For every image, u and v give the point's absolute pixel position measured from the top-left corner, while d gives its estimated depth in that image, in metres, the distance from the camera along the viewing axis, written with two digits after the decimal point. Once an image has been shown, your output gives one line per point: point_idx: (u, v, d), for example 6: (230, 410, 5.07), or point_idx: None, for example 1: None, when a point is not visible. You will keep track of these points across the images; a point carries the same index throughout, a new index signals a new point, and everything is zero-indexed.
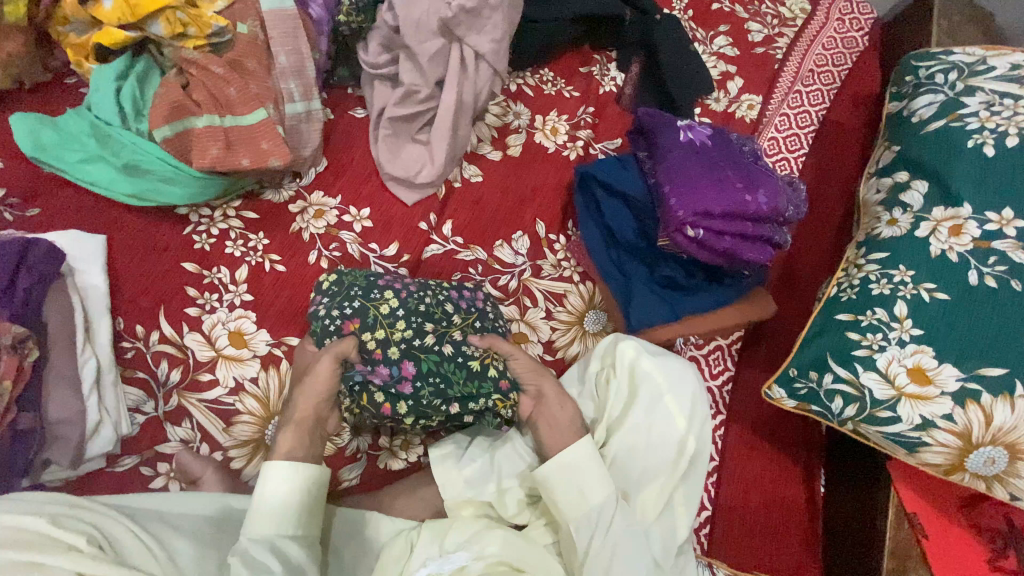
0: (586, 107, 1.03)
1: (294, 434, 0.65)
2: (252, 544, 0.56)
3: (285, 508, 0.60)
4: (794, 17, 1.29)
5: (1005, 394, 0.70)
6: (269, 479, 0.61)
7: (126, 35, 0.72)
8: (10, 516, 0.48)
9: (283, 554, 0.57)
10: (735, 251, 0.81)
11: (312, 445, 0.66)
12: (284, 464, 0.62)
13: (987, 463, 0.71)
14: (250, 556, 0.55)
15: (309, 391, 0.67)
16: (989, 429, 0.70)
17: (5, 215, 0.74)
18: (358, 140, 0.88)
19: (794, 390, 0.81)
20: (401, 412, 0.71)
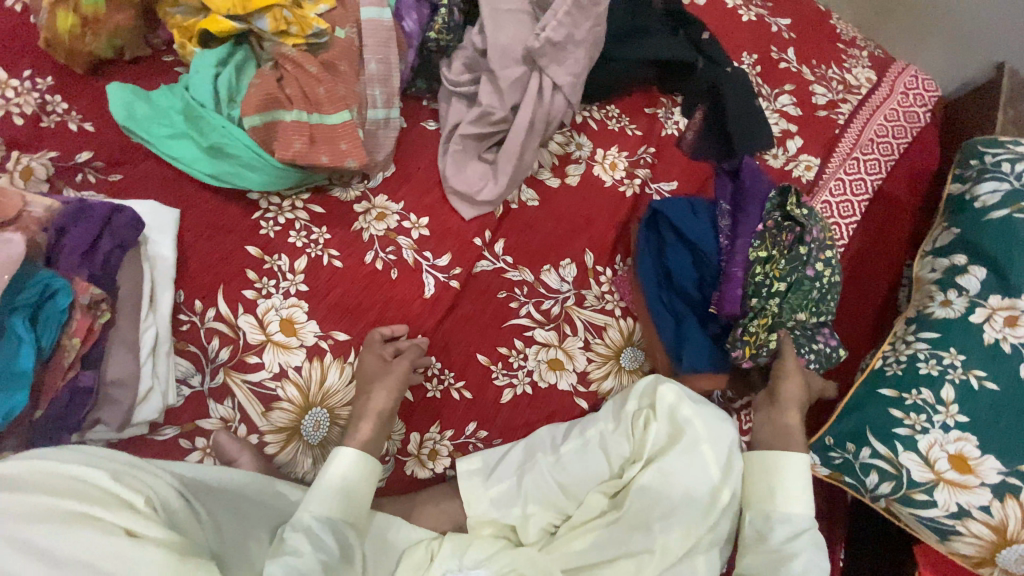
0: (647, 147, 1.05)
1: (373, 426, 0.70)
2: (315, 523, 0.60)
3: (344, 494, 0.64)
4: (860, 85, 1.30)
5: None
6: (335, 466, 0.65)
7: (232, 25, 0.75)
8: (69, 465, 0.51)
9: (339, 536, 0.61)
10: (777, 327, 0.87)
11: (375, 442, 0.69)
12: (356, 452, 0.67)
13: (1019, 561, 0.70)
14: (312, 531, 0.59)
15: (383, 387, 0.73)
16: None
17: (88, 176, 0.76)
18: (427, 151, 0.91)
19: (828, 458, 0.80)
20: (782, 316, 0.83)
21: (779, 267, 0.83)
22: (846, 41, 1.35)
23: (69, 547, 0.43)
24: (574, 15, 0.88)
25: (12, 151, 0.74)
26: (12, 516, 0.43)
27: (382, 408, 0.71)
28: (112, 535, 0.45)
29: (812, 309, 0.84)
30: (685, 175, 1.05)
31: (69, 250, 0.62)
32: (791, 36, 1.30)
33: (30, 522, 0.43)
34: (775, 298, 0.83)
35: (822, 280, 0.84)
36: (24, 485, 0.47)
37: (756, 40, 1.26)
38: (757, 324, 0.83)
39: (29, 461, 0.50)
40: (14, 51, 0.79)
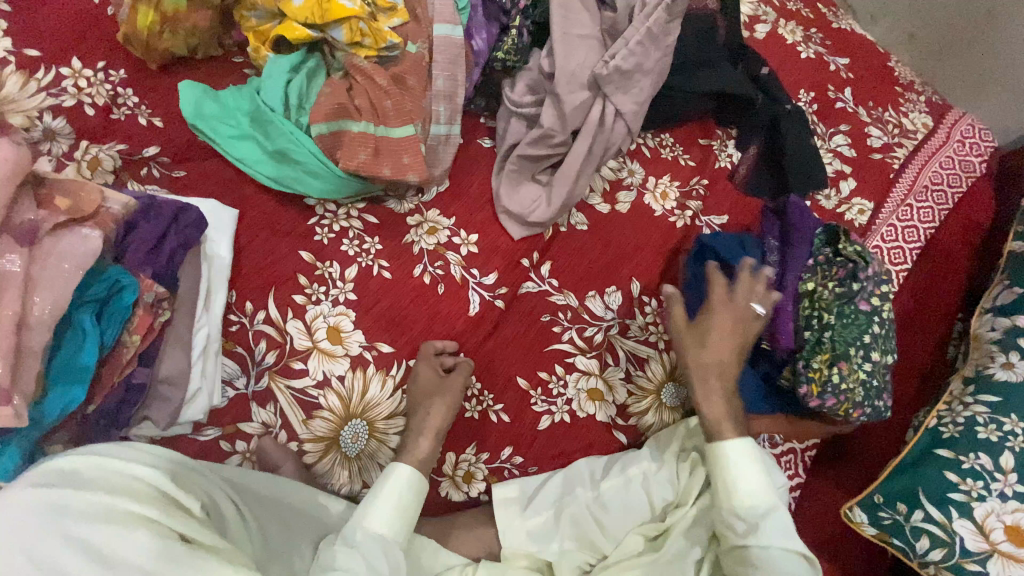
0: (700, 179, 1.04)
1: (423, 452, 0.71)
2: (366, 539, 0.60)
3: (399, 511, 0.63)
4: (916, 130, 1.27)
5: None
6: (392, 479, 0.65)
7: (308, 32, 0.76)
8: (125, 462, 0.51)
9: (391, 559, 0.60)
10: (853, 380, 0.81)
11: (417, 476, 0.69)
12: (412, 471, 0.66)
13: None
14: (362, 549, 0.59)
15: (440, 406, 0.74)
16: None
17: (153, 170, 0.76)
18: (482, 169, 0.91)
19: (877, 518, 0.76)
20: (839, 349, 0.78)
21: (825, 299, 0.81)
22: (904, 85, 1.33)
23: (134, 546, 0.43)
24: (645, 45, 0.88)
25: (81, 140, 0.74)
26: (81, 512, 0.43)
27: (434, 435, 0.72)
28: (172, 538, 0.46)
29: (883, 345, 0.82)
30: (737, 210, 1.03)
31: (136, 245, 0.62)
32: (849, 76, 1.28)
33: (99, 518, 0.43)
34: (828, 330, 0.79)
35: (879, 314, 0.82)
36: (86, 481, 0.47)
37: (813, 78, 1.24)
38: (819, 358, 0.78)
39: (88, 457, 0.49)
40: (88, 38, 0.78)
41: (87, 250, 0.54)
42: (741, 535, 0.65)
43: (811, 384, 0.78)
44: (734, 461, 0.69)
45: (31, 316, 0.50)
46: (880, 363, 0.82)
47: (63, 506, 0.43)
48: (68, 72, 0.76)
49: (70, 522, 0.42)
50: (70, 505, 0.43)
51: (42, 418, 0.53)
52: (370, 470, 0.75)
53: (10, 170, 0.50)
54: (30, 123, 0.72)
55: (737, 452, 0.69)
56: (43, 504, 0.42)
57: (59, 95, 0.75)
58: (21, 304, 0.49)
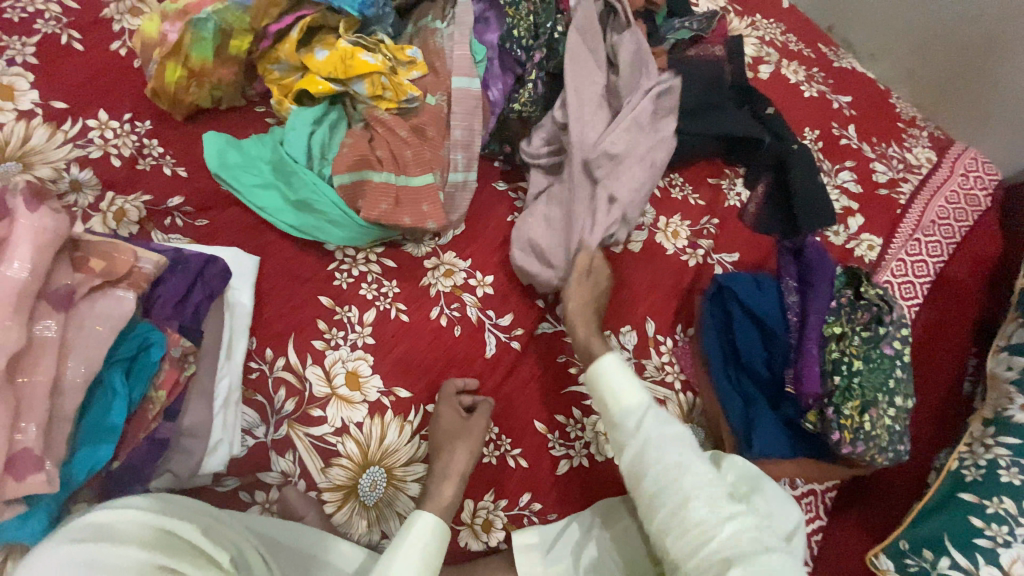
0: (710, 218, 1.05)
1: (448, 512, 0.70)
2: None
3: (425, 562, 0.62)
4: (919, 164, 1.29)
5: None
6: (417, 527, 0.64)
7: (330, 86, 0.78)
8: (156, 515, 0.50)
9: None
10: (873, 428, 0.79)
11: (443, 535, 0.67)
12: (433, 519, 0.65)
13: None
14: None
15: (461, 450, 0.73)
16: None
17: (176, 220, 0.78)
18: (497, 212, 0.92)
19: (903, 566, 0.75)
20: (857, 392, 0.76)
21: (854, 344, 0.79)
22: (906, 121, 1.36)
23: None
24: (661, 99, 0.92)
25: (107, 191, 0.76)
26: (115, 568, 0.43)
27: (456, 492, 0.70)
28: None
29: (904, 390, 0.81)
30: (748, 248, 1.05)
31: (163, 300, 0.62)
32: (852, 113, 1.31)
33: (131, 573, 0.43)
34: (857, 376, 0.77)
35: (902, 358, 0.82)
36: (118, 534, 0.47)
37: (817, 116, 1.27)
38: (850, 406, 0.76)
39: (118, 509, 0.49)
40: (116, 92, 0.80)
41: (122, 313, 0.54)
42: (629, 432, 0.66)
43: (844, 430, 0.75)
44: (610, 373, 0.71)
45: (64, 380, 0.51)
46: (903, 409, 0.81)
47: (97, 563, 0.42)
48: (96, 125, 0.78)
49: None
50: (105, 561, 0.43)
51: (69, 478, 0.53)
52: (390, 518, 0.74)
53: (50, 236, 0.51)
54: (57, 175, 0.74)
55: (611, 367, 0.71)
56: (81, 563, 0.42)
57: (86, 147, 0.77)
58: (56, 369, 0.50)
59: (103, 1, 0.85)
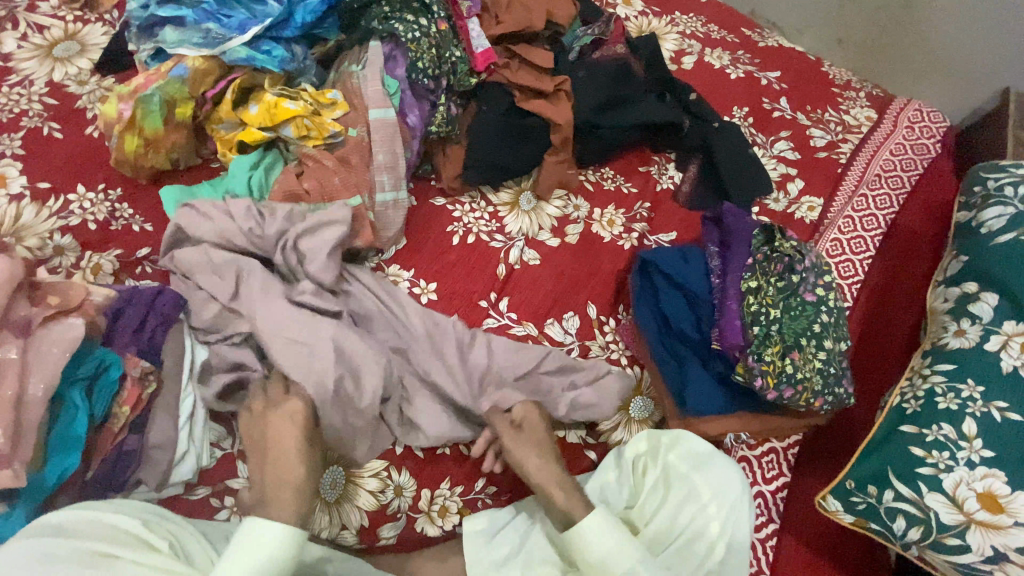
0: (643, 202, 1.08)
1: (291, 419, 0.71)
2: None
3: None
4: (859, 124, 1.32)
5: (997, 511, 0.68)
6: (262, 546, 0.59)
7: (263, 134, 0.90)
8: (106, 514, 0.57)
9: None
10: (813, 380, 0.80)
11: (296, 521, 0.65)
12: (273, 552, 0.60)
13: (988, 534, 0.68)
14: None
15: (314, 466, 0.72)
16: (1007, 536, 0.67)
17: (146, 268, 0.89)
18: (436, 223, 1.00)
19: (851, 504, 0.75)
20: (774, 336, 0.80)
21: (770, 295, 0.82)
22: (841, 85, 1.39)
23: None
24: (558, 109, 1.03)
25: (84, 251, 0.88)
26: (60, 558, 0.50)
27: (296, 441, 0.70)
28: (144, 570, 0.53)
29: (834, 333, 0.83)
30: (684, 226, 1.07)
31: (123, 329, 0.73)
32: (782, 86, 1.36)
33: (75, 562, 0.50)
34: (776, 324, 0.81)
35: (826, 304, 0.83)
36: (74, 531, 0.54)
37: (746, 95, 1.32)
38: (771, 352, 0.79)
39: (71, 511, 0.56)
40: (91, 168, 0.94)
41: (72, 336, 0.66)
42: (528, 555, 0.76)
43: (767, 377, 0.79)
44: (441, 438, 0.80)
45: (27, 396, 0.62)
46: (835, 351, 0.83)
47: (48, 556, 0.50)
48: (75, 197, 0.91)
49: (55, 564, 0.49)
50: (52, 551, 0.51)
51: (42, 482, 0.63)
52: (350, 511, 0.78)
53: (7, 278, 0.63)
54: (43, 243, 0.87)
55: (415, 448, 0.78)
56: (29, 553, 0.50)
57: (67, 217, 0.89)
58: (19, 386, 0.61)
59: (77, 94, 1.00)
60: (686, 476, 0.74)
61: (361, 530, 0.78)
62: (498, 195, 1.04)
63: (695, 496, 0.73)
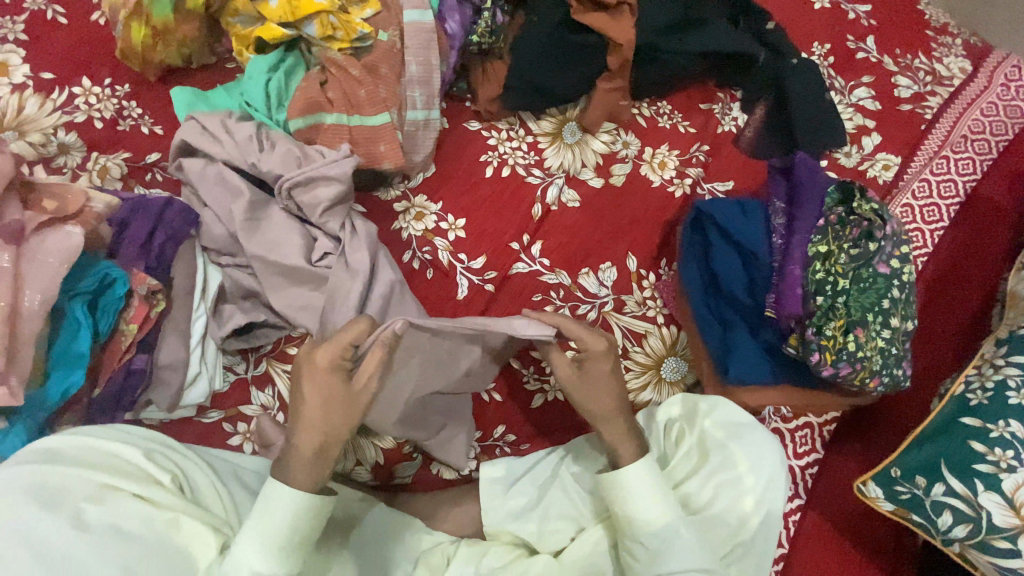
0: (700, 145, 0.97)
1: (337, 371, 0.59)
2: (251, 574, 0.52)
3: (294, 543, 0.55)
4: (950, 77, 1.15)
5: None
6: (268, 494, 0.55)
7: (284, 31, 0.79)
8: (109, 441, 0.55)
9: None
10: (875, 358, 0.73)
11: (314, 467, 0.57)
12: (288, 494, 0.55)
13: None
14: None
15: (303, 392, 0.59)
16: None
17: (156, 175, 0.82)
18: (469, 151, 0.91)
19: (893, 493, 0.71)
20: (838, 308, 0.72)
21: (841, 263, 0.73)
22: (937, 28, 1.20)
23: (99, 525, 0.49)
24: (619, 27, 0.89)
25: (91, 152, 0.81)
26: (57, 493, 0.48)
27: (325, 364, 0.59)
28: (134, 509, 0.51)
29: (904, 311, 0.74)
30: (742, 175, 0.96)
31: (129, 241, 0.68)
32: (872, 23, 1.18)
33: (73, 496, 0.49)
34: (843, 296, 0.72)
35: (900, 277, 0.75)
36: (68, 459, 0.52)
37: (829, 30, 1.16)
38: (833, 326, 0.72)
39: (70, 434, 0.54)
40: (97, 59, 0.85)
41: (70, 246, 0.60)
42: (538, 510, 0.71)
43: (825, 353, 0.72)
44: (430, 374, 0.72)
45: (22, 308, 0.57)
46: (901, 330, 0.75)
47: (38, 485, 0.48)
48: (80, 91, 0.83)
49: (42, 496, 0.47)
50: (48, 483, 0.49)
51: (44, 398, 0.60)
52: (365, 448, 0.75)
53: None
54: (47, 139, 0.79)
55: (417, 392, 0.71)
56: (20, 485, 0.48)
57: (72, 113, 0.82)
58: (14, 296, 0.57)
59: None
60: (721, 442, 0.69)
61: (377, 466, 0.75)
62: (539, 124, 0.94)
63: (731, 464, 0.67)
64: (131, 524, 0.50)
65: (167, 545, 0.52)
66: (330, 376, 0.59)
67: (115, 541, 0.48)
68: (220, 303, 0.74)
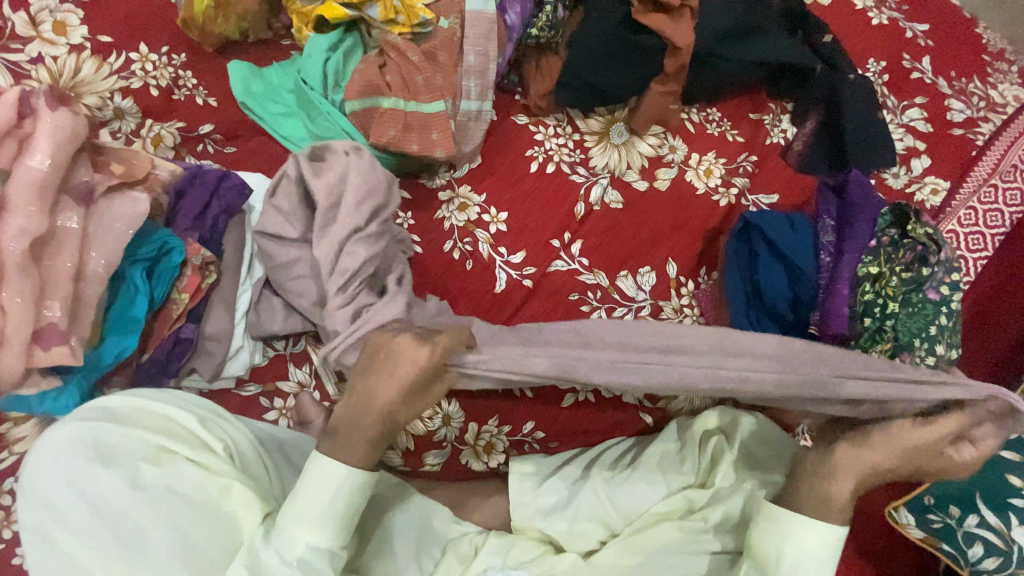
0: (748, 155, 0.96)
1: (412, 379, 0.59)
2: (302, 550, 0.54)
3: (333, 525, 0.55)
4: (1005, 103, 1.12)
5: None
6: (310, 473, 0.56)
7: (345, 12, 0.80)
8: (166, 407, 0.58)
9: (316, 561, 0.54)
10: None
11: (374, 449, 0.58)
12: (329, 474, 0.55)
13: None
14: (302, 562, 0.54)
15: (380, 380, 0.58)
16: None
17: (207, 147, 0.83)
18: (517, 145, 0.90)
19: (925, 521, 0.71)
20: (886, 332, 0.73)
21: (892, 286, 0.74)
22: (994, 53, 1.17)
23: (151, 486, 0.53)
24: (679, 28, 0.88)
25: (146, 119, 0.81)
26: (115, 453, 0.53)
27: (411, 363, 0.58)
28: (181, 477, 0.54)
29: (950, 340, 0.73)
30: (789, 189, 0.95)
31: (184, 212, 0.69)
32: (928, 43, 1.16)
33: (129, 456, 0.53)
34: (891, 319, 0.73)
35: (950, 305, 0.73)
36: (127, 420, 0.55)
37: (884, 46, 1.14)
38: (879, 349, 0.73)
39: (132, 395, 0.58)
40: (155, 24, 0.84)
41: (136, 213, 0.62)
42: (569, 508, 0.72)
43: None
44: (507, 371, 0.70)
45: (88, 269, 0.60)
46: (945, 359, 0.73)
47: (97, 444, 0.53)
48: (136, 57, 0.82)
49: (100, 455, 0.52)
50: (109, 442, 0.53)
51: (98, 360, 0.62)
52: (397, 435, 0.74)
53: (68, 136, 0.59)
54: (102, 102, 0.79)
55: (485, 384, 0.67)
56: (85, 441, 0.52)
57: (128, 78, 0.81)
58: (79, 257, 0.59)
59: None
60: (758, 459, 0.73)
61: (407, 453, 0.74)
62: (587, 122, 0.93)
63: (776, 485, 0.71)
64: (180, 488, 0.54)
65: (215, 508, 0.55)
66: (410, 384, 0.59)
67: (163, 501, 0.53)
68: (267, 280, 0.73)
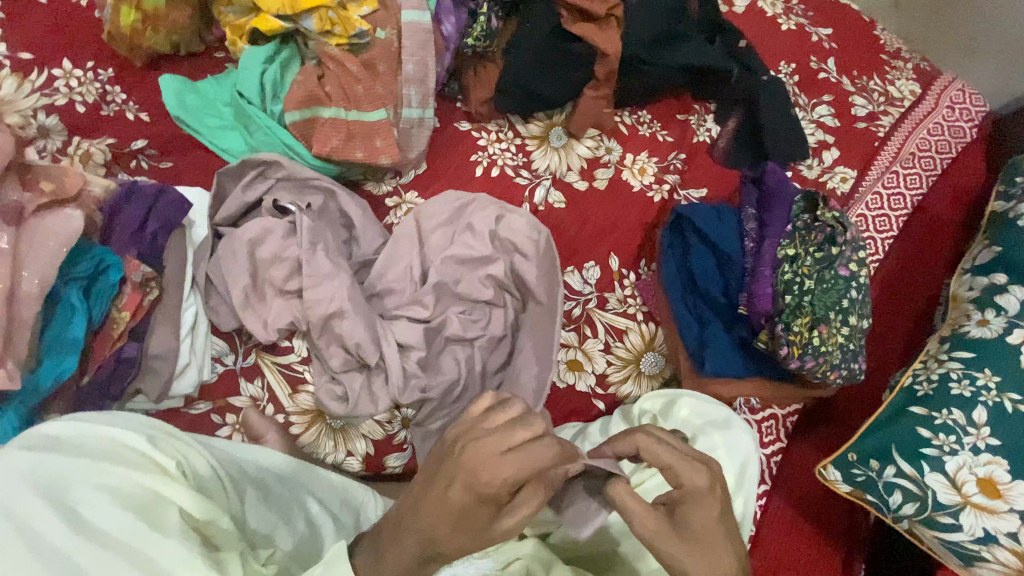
0: (678, 153, 1.02)
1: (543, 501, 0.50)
2: None
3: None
4: (902, 97, 1.24)
5: (995, 504, 0.70)
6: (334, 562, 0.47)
7: (280, 24, 0.82)
8: (110, 429, 0.53)
9: None
10: (839, 355, 0.79)
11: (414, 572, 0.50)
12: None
13: (976, 519, 0.70)
14: None
15: (430, 516, 0.48)
16: (992, 516, 0.69)
17: (142, 162, 0.80)
18: (460, 150, 0.93)
19: (850, 475, 0.78)
20: (804, 306, 0.79)
21: (807, 265, 0.81)
22: (890, 54, 1.30)
23: (100, 514, 0.46)
24: (604, 36, 0.94)
25: (73, 136, 0.78)
26: (58, 480, 0.46)
27: (457, 511, 0.47)
28: (133, 502, 0.48)
29: (860, 310, 0.82)
30: (715, 183, 1.02)
31: (121, 228, 0.69)
32: (832, 46, 1.28)
33: (74, 482, 0.47)
34: (809, 295, 0.80)
35: (858, 280, 0.82)
36: (72, 447, 0.50)
37: (794, 50, 1.25)
38: (799, 322, 0.79)
39: (77, 424, 0.52)
40: (80, 39, 0.82)
41: (69, 231, 0.63)
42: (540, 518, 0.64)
43: (792, 346, 0.79)
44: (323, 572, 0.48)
45: (21, 290, 0.59)
46: (858, 329, 0.82)
47: (32, 474, 0.46)
48: (60, 73, 0.80)
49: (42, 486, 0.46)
50: (50, 473, 0.47)
51: (37, 385, 0.60)
52: (355, 438, 0.76)
53: None
54: (25, 122, 0.76)
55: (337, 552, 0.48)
56: (24, 474, 0.46)
57: (52, 95, 0.79)
58: (12, 278, 0.58)
59: None
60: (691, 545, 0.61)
61: (367, 457, 0.76)
62: (527, 127, 0.97)
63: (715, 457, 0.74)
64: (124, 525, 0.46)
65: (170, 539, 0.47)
66: (481, 504, 0.47)
67: (113, 532, 0.46)
68: (210, 293, 0.74)
